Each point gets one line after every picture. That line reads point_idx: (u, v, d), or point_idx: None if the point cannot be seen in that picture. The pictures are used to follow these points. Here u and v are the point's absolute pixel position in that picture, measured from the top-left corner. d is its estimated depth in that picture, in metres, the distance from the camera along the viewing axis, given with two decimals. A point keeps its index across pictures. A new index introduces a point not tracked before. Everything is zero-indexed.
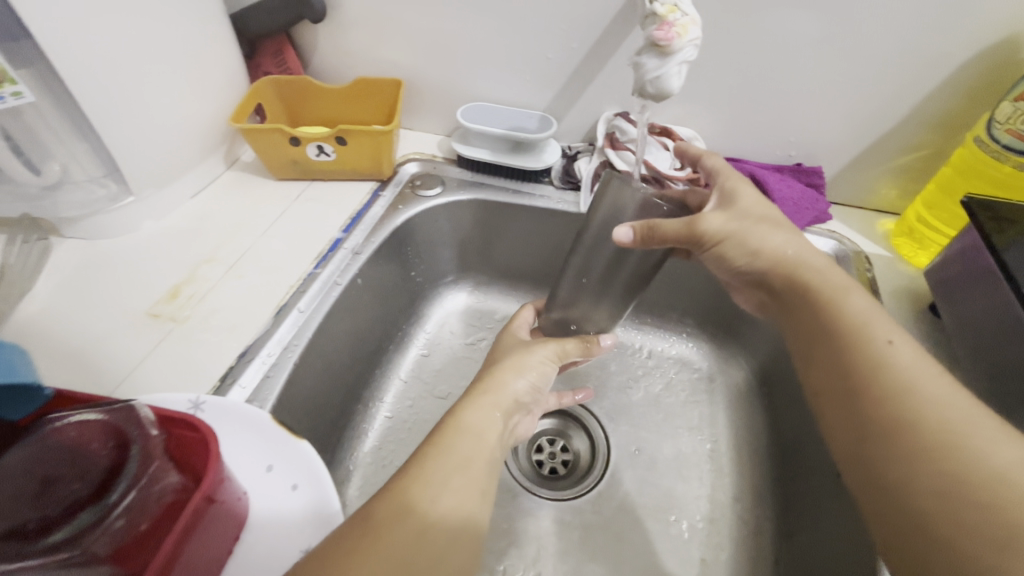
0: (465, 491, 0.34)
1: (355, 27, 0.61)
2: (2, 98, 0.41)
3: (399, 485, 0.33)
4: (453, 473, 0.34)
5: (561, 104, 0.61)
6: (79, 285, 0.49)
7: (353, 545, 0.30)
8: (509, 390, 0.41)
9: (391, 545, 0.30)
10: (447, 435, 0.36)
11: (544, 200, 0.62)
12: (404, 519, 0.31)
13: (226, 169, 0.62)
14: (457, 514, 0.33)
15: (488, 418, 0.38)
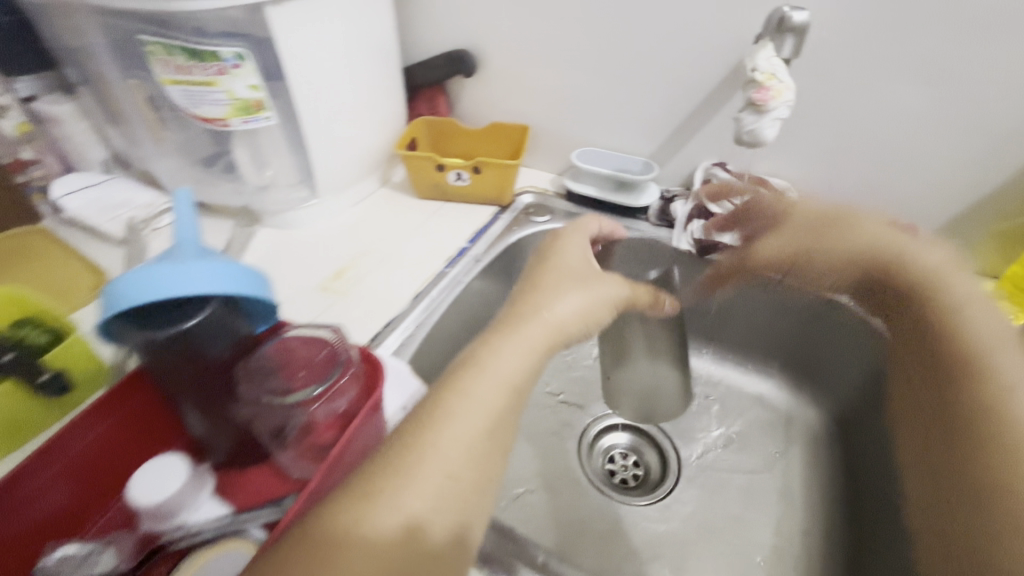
0: (464, 475, 0.34)
1: (497, 82, 0.75)
2: (258, 120, 0.58)
3: (399, 473, 0.33)
4: (456, 463, 0.34)
5: (663, 152, 0.70)
6: (271, 262, 0.65)
7: (342, 544, 0.30)
8: (551, 318, 0.42)
9: (390, 546, 0.31)
10: (425, 420, 0.35)
11: (640, 233, 0.70)
12: (391, 521, 0.32)
13: (379, 187, 0.77)
14: (463, 504, 0.34)
15: (494, 392, 0.37)
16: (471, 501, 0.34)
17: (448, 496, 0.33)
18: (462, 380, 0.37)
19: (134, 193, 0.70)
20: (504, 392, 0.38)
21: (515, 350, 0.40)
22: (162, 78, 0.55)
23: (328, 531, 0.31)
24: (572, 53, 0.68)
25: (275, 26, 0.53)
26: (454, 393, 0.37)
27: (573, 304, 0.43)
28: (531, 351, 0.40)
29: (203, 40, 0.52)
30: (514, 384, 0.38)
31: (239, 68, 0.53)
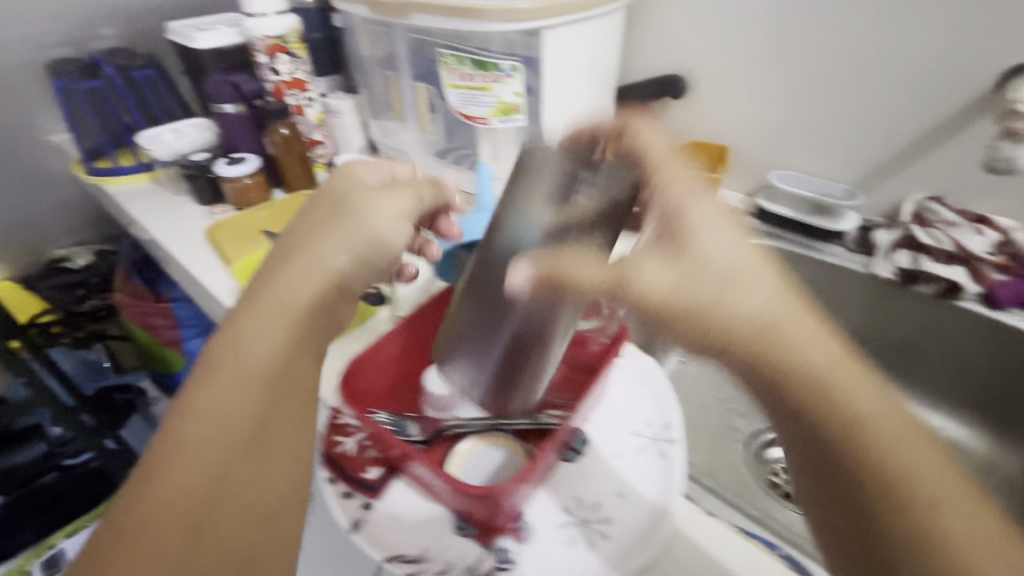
0: (259, 424, 0.36)
1: (702, 105, 0.82)
2: (511, 121, 0.70)
3: (213, 398, 0.35)
4: (225, 387, 0.36)
5: (868, 182, 0.72)
6: None
7: (198, 487, 0.33)
8: (326, 261, 0.43)
9: (240, 466, 0.34)
10: (193, 394, 0.36)
11: (834, 257, 0.72)
12: (217, 448, 0.34)
13: None
14: (231, 441, 0.35)
15: (251, 346, 0.38)
16: (270, 448, 0.36)
17: (262, 441, 0.36)
18: (260, 296, 0.40)
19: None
20: (275, 351, 0.38)
21: (286, 286, 0.41)
22: (446, 83, 0.70)
23: (202, 457, 0.33)
24: (789, 82, 0.73)
25: (546, 46, 0.67)
26: (255, 314, 0.39)
27: (388, 203, 0.48)
28: (315, 268, 0.42)
29: (487, 54, 0.65)
30: (315, 310, 0.42)
31: (511, 79, 0.66)
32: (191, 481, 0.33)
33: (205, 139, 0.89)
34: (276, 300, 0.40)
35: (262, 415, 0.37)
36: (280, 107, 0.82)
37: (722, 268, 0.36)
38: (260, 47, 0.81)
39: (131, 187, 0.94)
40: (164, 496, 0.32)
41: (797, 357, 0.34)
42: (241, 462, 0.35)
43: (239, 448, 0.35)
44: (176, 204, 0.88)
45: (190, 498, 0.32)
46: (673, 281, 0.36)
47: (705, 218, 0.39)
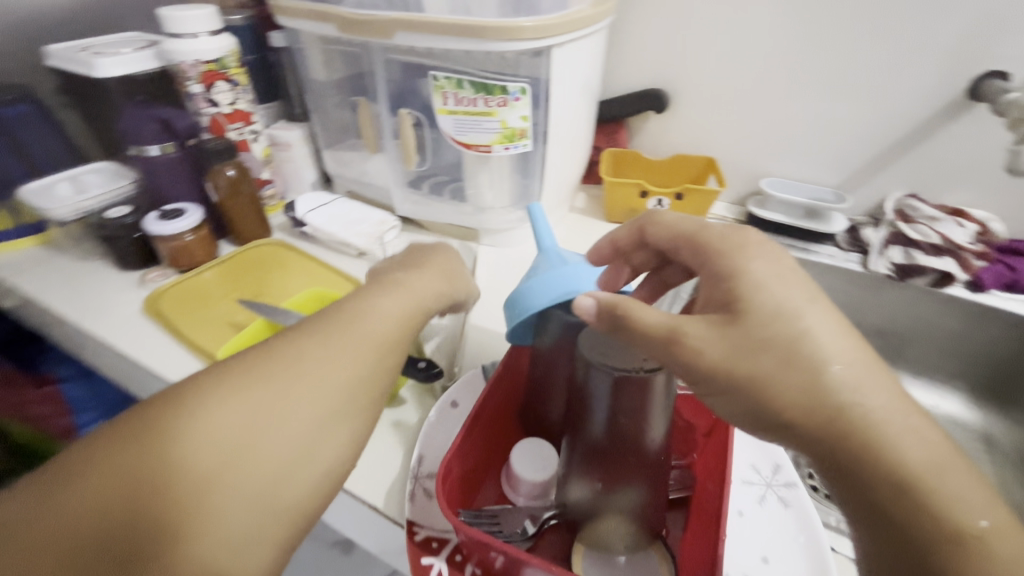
0: (203, 439, 0.32)
1: (684, 119, 0.82)
2: (518, 147, 0.64)
3: (184, 409, 0.33)
4: (193, 398, 0.34)
5: (850, 183, 0.76)
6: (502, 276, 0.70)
7: (94, 492, 0.29)
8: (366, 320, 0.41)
9: (202, 450, 0.32)
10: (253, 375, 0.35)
11: (829, 256, 0.75)
12: (144, 469, 0.30)
13: (568, 210, 0.84)
14: (172, 451, 0.31)
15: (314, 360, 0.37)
16: (164, 488, 0.30)
17: (167, 467, 0.31)
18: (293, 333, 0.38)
19: (361, 211, 0.77)
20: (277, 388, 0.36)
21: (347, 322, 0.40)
22: (439, 109, 0.62)
23: (117, 467, 0.30)
24: (771, 92, 0.75)
25: (549, 66, 0.61)
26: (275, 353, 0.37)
27: (430, 283, 0.46)
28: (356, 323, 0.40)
29: (497, 77, 0.59)
30: (362, 385, 0.39)
31: (519, 101, 0.60)
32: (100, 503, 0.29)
33: (117, 190, 0.70)
34: (350, 318, 0.40)
35: (190, 442, 0.32)
36: (222, 145, 0.67)
37: (780, 343, 0.32)
38: (189, 74, 0.66)
39: (14, 255, 0.73)
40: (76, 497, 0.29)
41: (863, 403, 0.30)
42: (132, 449, 0.31)
43: (150, 437, 0.31)
44: (90, 273, 0.70)
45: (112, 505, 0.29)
46: (808, 408, 0.31)
47: (769, 309, 0.32)
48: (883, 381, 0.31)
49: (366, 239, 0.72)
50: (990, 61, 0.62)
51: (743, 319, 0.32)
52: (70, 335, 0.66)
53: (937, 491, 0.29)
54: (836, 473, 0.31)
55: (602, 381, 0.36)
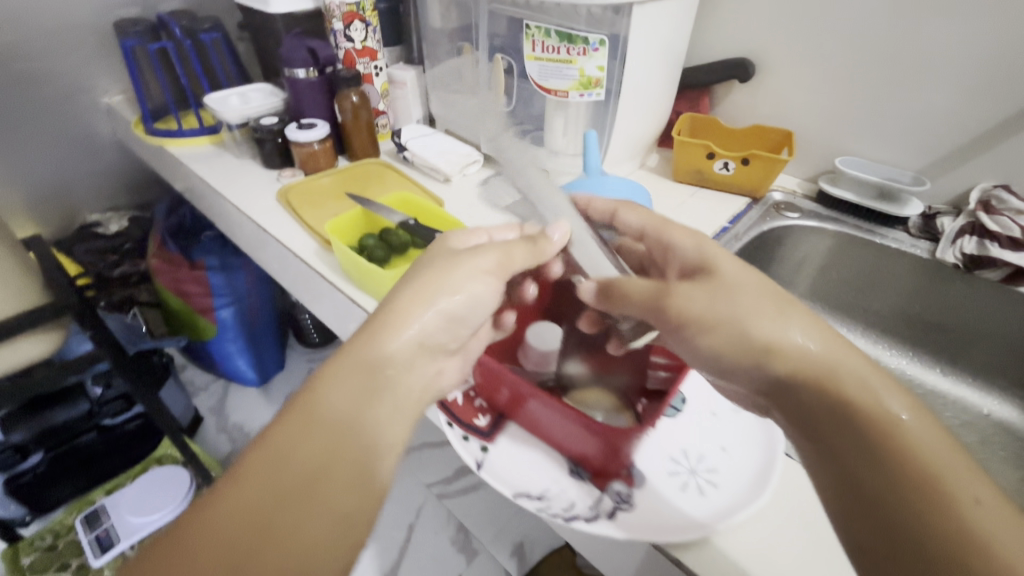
0: (354, 432, 0.35)
1: (768, 90, 0.83)
2: (591, 95, 0.71)
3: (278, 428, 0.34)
4: (345, 394, 0.36)
5: (934, 169, 0.73)
6: None
7: (234, 463, 0.33)
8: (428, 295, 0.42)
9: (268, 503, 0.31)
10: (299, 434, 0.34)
11: (896, 242, 0.73)
12: (285, 450, 0.33)
13: (637, 168, 0.90)
14: (293, 424, 0.34)
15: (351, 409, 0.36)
16: (330, 485, 0.33)
17: (339, 476, 0.33)
18: (393, 305, 0.41)
19: (452, 144, 0.89)
20: (376, 368, 0.38)
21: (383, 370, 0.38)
22: (528, 54, 0.71)
23: (248, 446, 0.34)
24: (863, 67, 0.74)
25: (630, 22, 0.67)
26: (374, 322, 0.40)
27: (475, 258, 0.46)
28: (457, 303, 0.42)
29: (577, 28, 0.67)
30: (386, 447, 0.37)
31: (597, 52, 0.67)
32: (254, 477, 0.32)
33: (269, 105, 0.89)
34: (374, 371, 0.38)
35: (356, 441, 0.35)
36: (351, 74, 0.82)
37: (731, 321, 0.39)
38: (335, 13, 0.81)
39: (195, 149, 0.95)
40: (237, 474, 0.32)
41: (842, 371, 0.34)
42: (333, 442, 0.34)
43: (339, 432, 0.35)
44: (244, 168, 0.89)
45: (262, 482, 0.32)
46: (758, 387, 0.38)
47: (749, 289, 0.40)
48: (849, 351, 0.36)
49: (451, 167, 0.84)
50: None
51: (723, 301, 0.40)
52: (225, 212, 0.86)
53: (900, 429, 0.32)
54: (815, 441, 0.35)
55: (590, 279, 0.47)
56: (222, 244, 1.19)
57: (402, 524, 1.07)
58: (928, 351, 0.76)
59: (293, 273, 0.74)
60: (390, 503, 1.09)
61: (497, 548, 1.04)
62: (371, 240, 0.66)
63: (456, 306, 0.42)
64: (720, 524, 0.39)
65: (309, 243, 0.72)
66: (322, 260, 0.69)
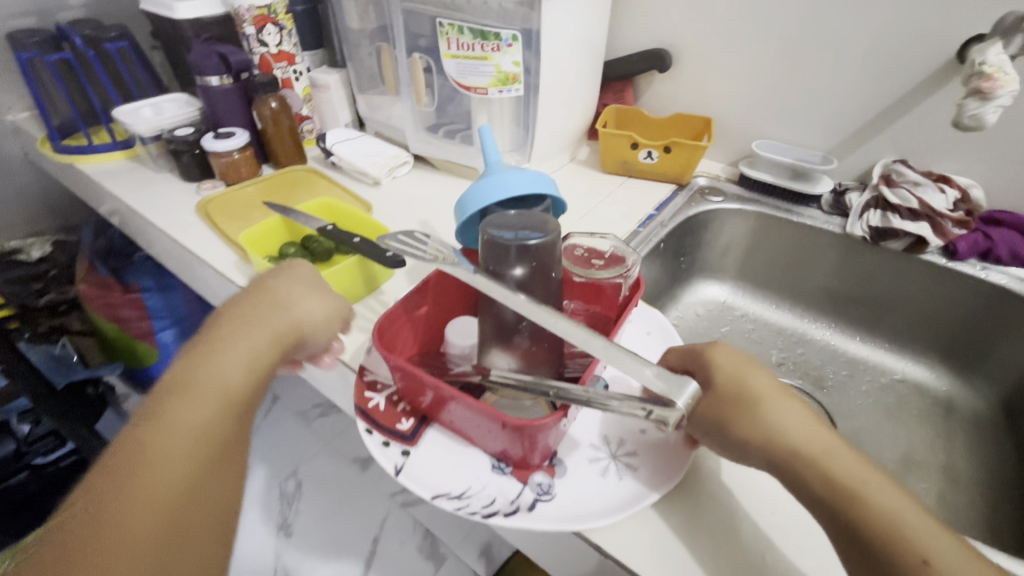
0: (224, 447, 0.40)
1: (687, 79, 0.86)
2: (510, 91, 0.71)
3: (145, 435, 0.38)
4: (215, 418, 0.40)
5: (843, 148, 0.77)
6: None
7: (105, 495, 0.35)
8: (279, 313, 0.47)
9: (161, 490, 0.36)
10: (165, 429, 0.38)
11: (811, 219, 0.77)
12: (168, 488, 0.36)
13: (569, 162, 0.90)
14: (164, 454, 0.37)
15: (214, 409, 0.40)
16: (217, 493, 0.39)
17: (228, 456, 0.40)
18: (225, 330, 0.45)
19: (381, 146, 0.87)
20: (244, 384, 0.43)
21: (239, 361, 0.43)
22: (444, 52, 0.71)
23: (115, 480, 0.36)
24: (770, 54, 0.77)
25: (542, 16, 0.67)
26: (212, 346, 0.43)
27: (314, 301, 0.49)
28: (302, 330, 0.48)
29: (490, 24, 0.67)
30: (248, 420, 0.43)
31: (511, 48, 0.67)
32: (141, 517, 0.35)
33: (184, 115, 0.86)
34: (226, 369, 0.42)
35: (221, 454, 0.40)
36: (267, 79, 0.80)
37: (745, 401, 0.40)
38: (245, 18, 0.78)
39: (109, 165, 0.90)
40: (128, 504, 0.35)
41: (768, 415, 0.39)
42: (215, 469, 0.39)
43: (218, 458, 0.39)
44: (162, 182, 0.85)
45: (151, 518, 0.35)
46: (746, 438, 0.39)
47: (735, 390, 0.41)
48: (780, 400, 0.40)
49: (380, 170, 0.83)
50: (984, 22, 0.62)
51: (737, 398, 0.40)
52: (143, 228, 0.82)
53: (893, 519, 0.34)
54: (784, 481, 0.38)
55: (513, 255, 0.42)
56: (152, 264, 1.14)
57: (364, 537, 1.03)
58: (847, 320, 0.80)
59: (218, 287, 0.71)
60: (350, 515, 1.06)
61: (464, 551, 1.03)
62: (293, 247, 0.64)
63: (300, 320, 0.47)
64: (636, 506, 0.39)
65: (231, 256, 0.69)
66: (244, 274, 0.66)
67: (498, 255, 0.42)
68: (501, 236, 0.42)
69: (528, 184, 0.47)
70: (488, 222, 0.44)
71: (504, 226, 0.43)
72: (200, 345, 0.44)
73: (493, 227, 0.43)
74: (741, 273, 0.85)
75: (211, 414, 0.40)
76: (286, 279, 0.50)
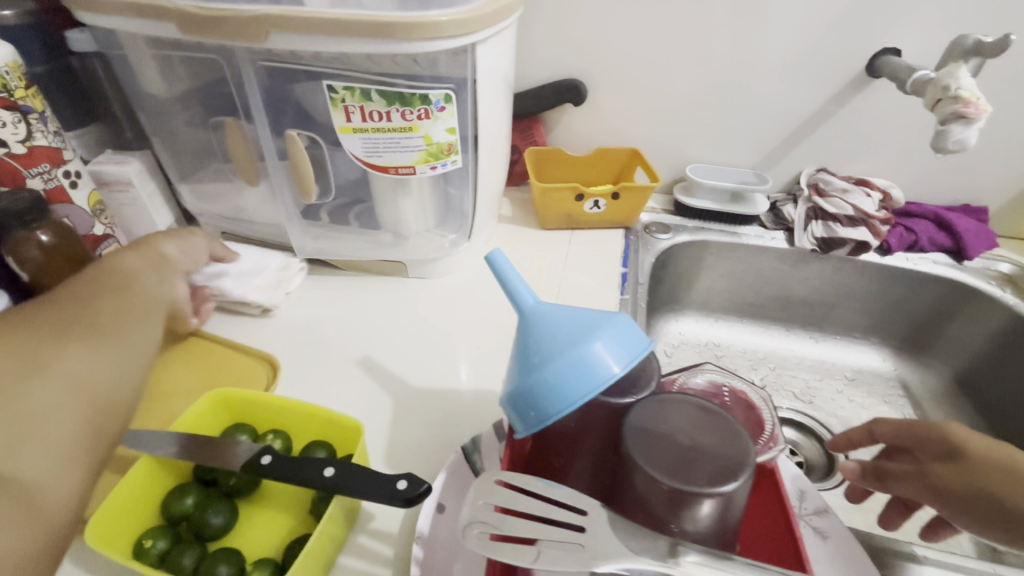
0: (48, 359, 0.34)
1: (603, 109, 0.77)
2: (445, 165, 0.53)
3: (44, 344, 0.34)
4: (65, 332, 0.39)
5: (768, 162, 0.77)
6: (450, 307, 0.61)
7: None
8: (179, 269, 0.50)
9: (62, 379, 0.34)
10: (92, 328, 0.38)
11: (758, 238, 0.76)
12: (67, 395, 0.33)
13: (497, 222, 0.75)
14: (54, 371, 0.34)
15: (148, 325, 0.42)
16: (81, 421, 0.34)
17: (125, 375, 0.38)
18: (131, 263, 0.45)
19: (252, 255, 0.60)
20: (151, 308, 0.43)
21: (154, 285, 0.45)
22: (340, 127, 0.49)
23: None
24: (687, 76, 0.72)
25: (477, 66, 0.50)
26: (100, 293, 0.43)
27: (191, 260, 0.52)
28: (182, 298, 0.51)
29: (412, 83, 0.48)
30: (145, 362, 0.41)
31: (443, 112, 0.49)
32: (51, 403, 0.32)
33: None
34: (157, 288, 0.46)
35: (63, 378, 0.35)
36: (22, 200, 0.47)
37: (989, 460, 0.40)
38: None
39: None
40: (29, 404, 0.32)
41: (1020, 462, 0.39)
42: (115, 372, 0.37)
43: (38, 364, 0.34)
44: None
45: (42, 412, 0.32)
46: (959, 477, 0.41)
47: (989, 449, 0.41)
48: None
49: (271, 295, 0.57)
50: (884, 38, 0.65)
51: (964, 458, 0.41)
52: None
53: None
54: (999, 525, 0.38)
55: (683, 499, 0.28)
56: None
57: None
58: (802, 324, 0.82)
59: None
60: None
61: None
62: (192, 496, 0.38)
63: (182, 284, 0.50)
64: None
65: None
66: None
67: (671, 503, 0.28)
68: (678, 479, 0.28)
69: (618, 354, 0.31)
70: (632, 432, 0.30)
71: (667, 456, 0.28)
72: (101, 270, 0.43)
73: (651, 461, 0.28)
74: (700, 302, 0.81)
75: (150, 327, 0.42)
76: (161, 235, 0.51)
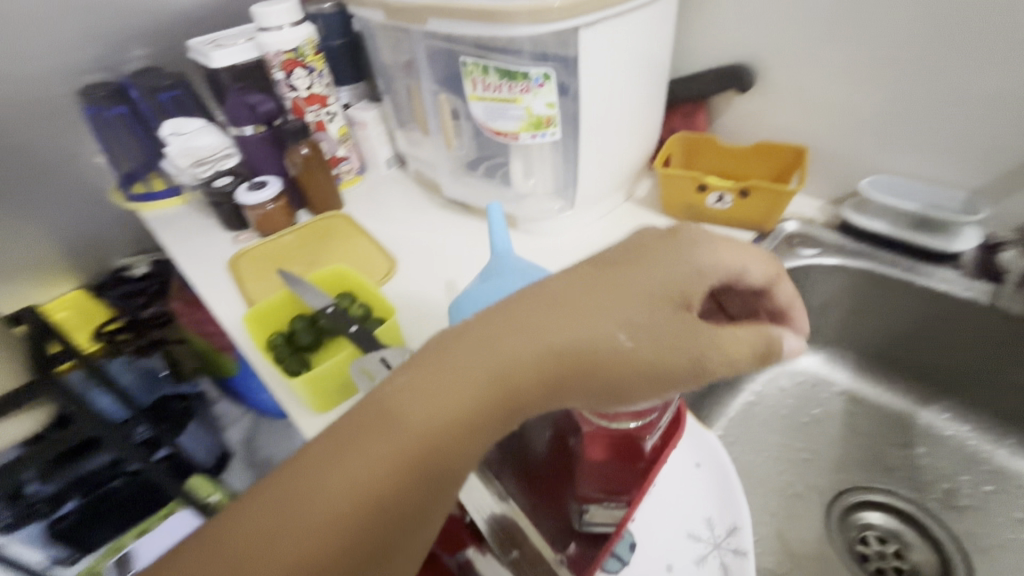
0: (390, 427, 0.31)
1: (774, 101, 0.69)
2: (544, 135, 0.62)
3: (452, 437, 0.32)
4: (607, 340, 0.34)
5: (995, 190, 0.58)
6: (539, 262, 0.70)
7: (296, 481, 0.30)
8: (616, 294, 0.35)
9: (311, 505, 0.29)
10: (364, 407, 0.32)
11: (939, 280, 0.60)
12: (366, 496, 0.30)
13: (625, 202, 0.78)
14: (341, 493, 0.29)
15: (474, 370, 0.33)
16: (454, 468, 0.32)
17: (425, 467, 0.31)
18: (533, 306, 0.35)
19: (207, 138, 0.81)
20: (479, 402, 0.32)
21: (528, 321, 0.34)
22: (470, 94, 0.62)
23: (237, 519, 0.29)
24: (886, 73, 0.60)
25: (578, 52, 0.57)
26: (613, 276, 0.36)
27: (570, 325, 0.34)
28: (558, 344, 0.34)
29: (515, 62, 0.57)
30: (423, 464, 0.31)
31: (543, 87, 0.58)
32: (315, 546, 0.28)
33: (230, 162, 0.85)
34: (514, 341, 0.33)
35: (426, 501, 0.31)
36: (298, 126, 0.77)
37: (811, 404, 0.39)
38: (274, 62, 0.75)
39: (167, 212, 0.90)
40: (333, 503, 0.29)
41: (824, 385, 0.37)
42: (420, 492, 0.31)
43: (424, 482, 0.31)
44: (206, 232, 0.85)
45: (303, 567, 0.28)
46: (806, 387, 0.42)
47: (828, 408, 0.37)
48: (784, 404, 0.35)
49: (192, 168, 0.79)
50: None
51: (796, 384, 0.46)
52: None
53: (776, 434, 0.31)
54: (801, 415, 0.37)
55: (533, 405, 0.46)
56: None
57: None
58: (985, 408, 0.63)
59: None
60: None
61: None
62: (301, 321, 0.60)
63: (573, 340, 0.34)
64: None
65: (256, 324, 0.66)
66: None
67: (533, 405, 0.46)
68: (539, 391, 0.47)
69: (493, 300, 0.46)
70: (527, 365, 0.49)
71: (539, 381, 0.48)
72: (466, 344, 0.34)
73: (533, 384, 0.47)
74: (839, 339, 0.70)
75: (452, 415, 0.32)
76: (668, 255, 0.37)
